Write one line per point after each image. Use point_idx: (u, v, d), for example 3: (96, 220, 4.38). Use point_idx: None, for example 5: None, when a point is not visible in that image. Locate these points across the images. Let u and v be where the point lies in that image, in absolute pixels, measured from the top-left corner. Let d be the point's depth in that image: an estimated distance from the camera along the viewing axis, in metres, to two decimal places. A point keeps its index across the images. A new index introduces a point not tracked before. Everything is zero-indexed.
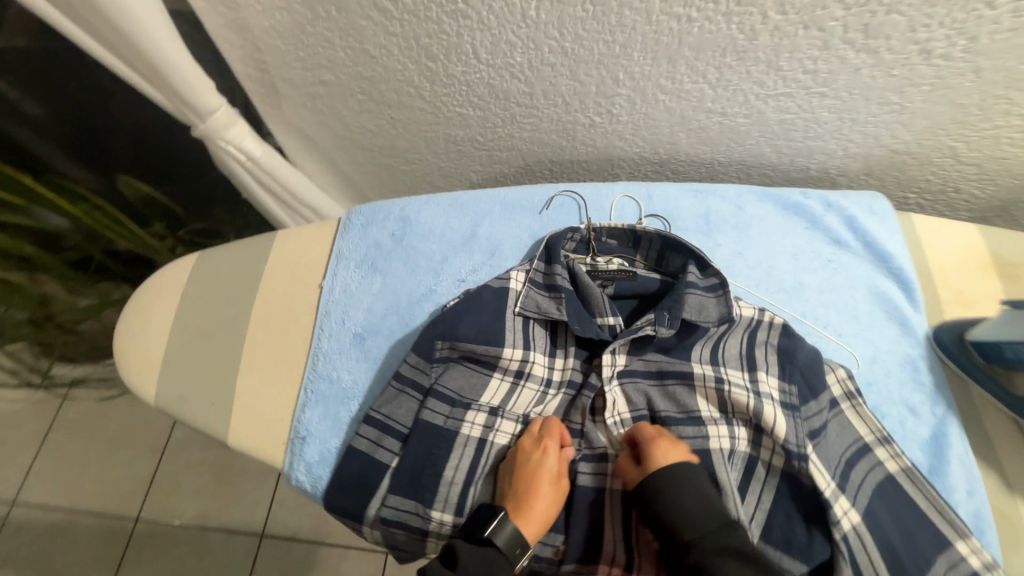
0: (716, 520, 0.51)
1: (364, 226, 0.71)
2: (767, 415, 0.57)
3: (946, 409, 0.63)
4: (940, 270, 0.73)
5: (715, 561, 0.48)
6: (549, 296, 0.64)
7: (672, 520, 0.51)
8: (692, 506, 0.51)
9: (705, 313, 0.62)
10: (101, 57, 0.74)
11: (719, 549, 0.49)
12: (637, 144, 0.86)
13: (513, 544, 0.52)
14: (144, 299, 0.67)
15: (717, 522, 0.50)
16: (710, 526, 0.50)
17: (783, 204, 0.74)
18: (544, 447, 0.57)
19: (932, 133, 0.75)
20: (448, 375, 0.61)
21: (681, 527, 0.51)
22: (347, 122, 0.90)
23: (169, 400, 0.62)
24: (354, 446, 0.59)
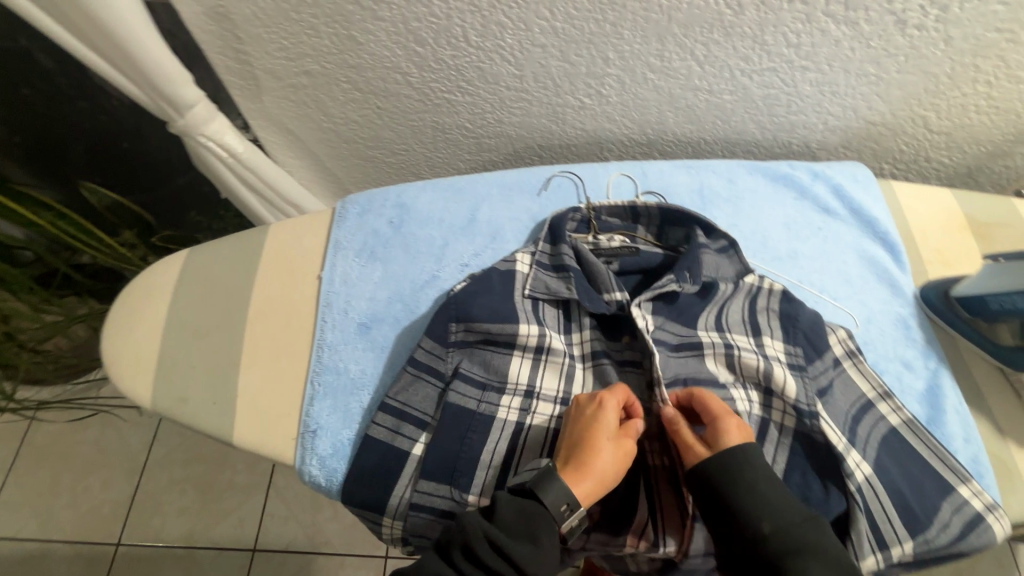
0: (797, 514, 0.47)
1: (360, 214, 0.69)
2: (777, 376, 0.58)
3: (938, 363, 0.66)
4: (921, 232, 0.77)
5: (795, 558, 0.45)
6: (557, 277, 0.65)
7: (751, 511, 0.47)
8: (773, 497, 0.47)
9: (722, 270, 0.65)
10: (69, 49, 0.70)
11: (800, 545, 0.45)
12: (625, 125, 0.86)
13: (557, 499, 0.50)
14: (131, 299, 0.64)
15: (798, 518, 0.46)
16: (792, 520, 0.46)
17: (772, 176, 0.76)
18: (601, 406, 0.55)
19: (906, 103, 0.79)
20: (467, 359, 0.60)
21: (760, 518, 0.46)
22: (332, 114, 0.88)
23: (166, 403, 0.59)
24: (369, 436, 0.57)
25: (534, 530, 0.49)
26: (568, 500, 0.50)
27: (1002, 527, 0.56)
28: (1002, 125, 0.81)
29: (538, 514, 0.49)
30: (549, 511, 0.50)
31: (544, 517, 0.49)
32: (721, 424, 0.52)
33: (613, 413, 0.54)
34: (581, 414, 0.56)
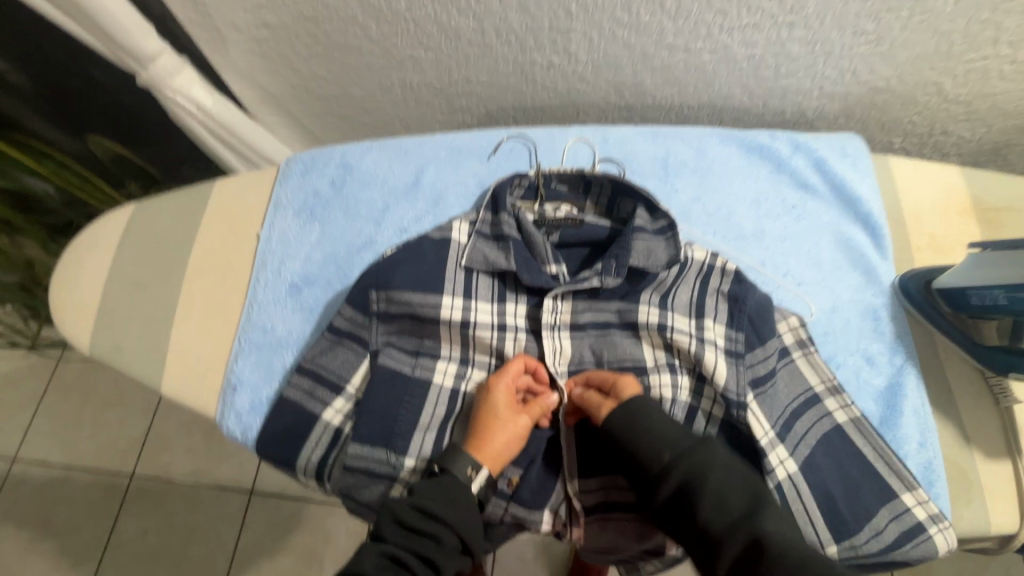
0: (687, 437, 0.49)
1: (303, 174, 0.68)
2: (708, 361, 0.55)
3: (904, 360, 0.60)
4: (913, 215, 0.69)
5: (695, 471, 0.47)
6: (496, 246, 0.61)
7: (645, 440, 0.50)
8: (662, 426, 0.50)
9: (653, 258, 0.58)
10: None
11: (697, 464, 0.47)
12: (599, 88, 0.81)
13: (463, 465, 0.52)
14: (78, 250, 0.66)
15: (689, 439, 0.49)
16: (684, 442, 0.49)
17: (749, 145, 0.69)
18: (497, 376, 0.56)
19: (914, 67, 0.69)
20: (391, 326, 0.58)
21: (658, 447, 0.49)
22: (299, 69, 0.86)
23: (104, 351, 0.61)
24: (285, 395, 0.57)
25: (451, 493, 0.50)
26: (471, 462, 0.52)
27: (947, 541, 0.52)
28: None
29: (452, 483, 0.51)
30: (460, 478, 0.51)
31: (456, 483, 0.51)
32: (619, 382, 0.54)
33: (510, 381, 0.55)
34: (478, 395, 0.57)
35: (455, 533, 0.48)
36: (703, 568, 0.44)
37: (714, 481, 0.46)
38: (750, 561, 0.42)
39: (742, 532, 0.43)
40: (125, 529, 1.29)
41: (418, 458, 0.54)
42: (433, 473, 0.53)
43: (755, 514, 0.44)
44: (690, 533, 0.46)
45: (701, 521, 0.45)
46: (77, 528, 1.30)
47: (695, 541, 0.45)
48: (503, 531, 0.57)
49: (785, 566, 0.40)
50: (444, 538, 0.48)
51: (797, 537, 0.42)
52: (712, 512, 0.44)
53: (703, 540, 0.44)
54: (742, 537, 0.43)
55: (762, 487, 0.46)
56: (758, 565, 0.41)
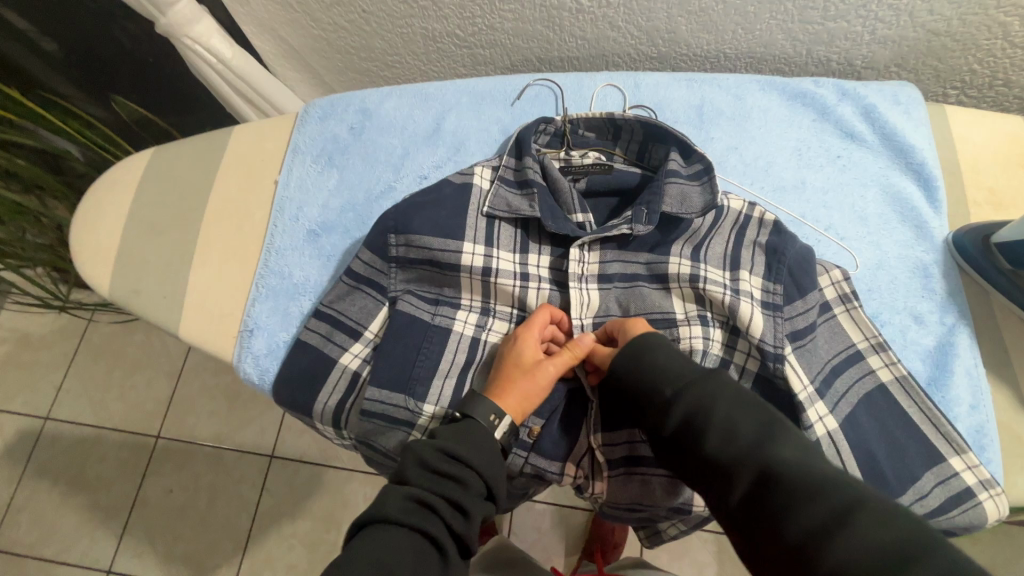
0: (693, 371, 0.45)
1: (321, 119, 0.66)
2: (743, 312, 0.52)
3: (956, 319, 0.56)
4: (971, 167, 0.64)
5: (701, 401, 0.42)
6: (519, 192, 0.58)
7: (649, 377, 0.46)
8: (665, 360, 0.47)
9: (687, 204, 0.55)
10: None
11: (703, 395, 0.43)
12: (630, 35, 0.76)
13: (485, 410, 0.50)
14: (97, 195, 0.65)
15: (693, 371, 0.45)
16: (687, 374, 0.45)
17: (792, 91, 0.64)
18: (524, 328, 0.54)
19: (980, 5, 0.63)
20: (411, 274, 0.56)
21: (662, 383, 0.45)
22: (318, 18, 0.84)
23: (123, 295, 0.61)
24: (303, 340, 0.56)
25: (474, 437, 0.48)
26: (494, 409, 0.50)
27: (998, 508, 0.49)
28: None
29: (475, 429, 0.49)
30: (483, 424, 0.49)
31: (479, 429, 0.49)
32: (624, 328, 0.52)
33: (537, 332, 0.53)
34: (503, 346, 0.54)
35: (481, 477, 0.46)
36: (713, 502, 0.40)
37: (720, 410, 0.42)
38: (764, 492, 0.37)
39: (753, 461, 0.38)
40: (151, 487, 1.33)
41: (437, 406, 0.53)
42: (455, 419, 0.51)
43: (767, 442, 0.39)
44: (697, 466, 0.41)
45: (710, 453, 0.40)
46: (106, 485, 1.34)
47: (704, 475, 0.41)
48: (523, 482, 0.56)
49: (803, 492, 0.36)
50: (470, 482, 0.46)
51: (816, 464, 0.37)
52: (719, 443, 0.40)
53: (713, 473, 0.40)
54: (752, 466, 0.38)
55: (774, 413, 0.41)
56: (772, 493, 0.37)
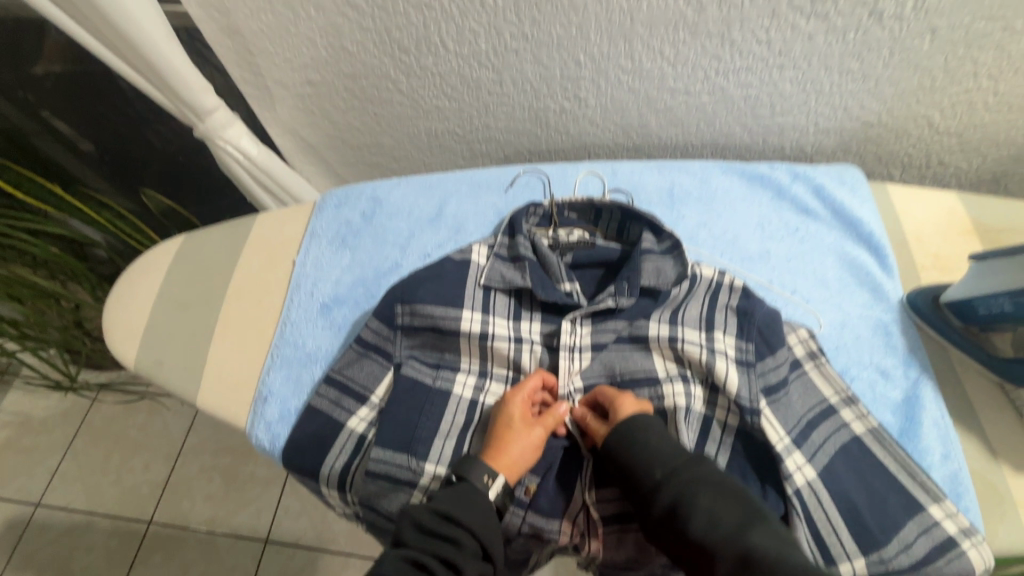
0: (681, 455, 0.50)
1: (337, 206, 0.75)
2: (719, 370, 0.56)
3: (919, 372, 0.61)
4: (916, 236, 0.71)
5: (685, 492, 0.47)
6: (513, 266, 0.65)
7: (638, 461, 0.50)
8: (657, 443, 0.51)
9: (662, 276, 0.62)
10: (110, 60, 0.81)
11: (689, 482, 0.47)
12: (608, 130, 0.88)
13: (479, 472, 0.53)
14: (132, 275, 0.72)
15: (682, 458, 0.49)
16: (677, 460, 0.49)
17: (750, 175, 0.74)
18: (514, 390, 0.57)
19: (902, 101, 0.74)
20: (415, 339, 0.61)
21: (652, 465, 0.49)
22: (336, 122, 0.96)
23: (148, 366, 0.66)
24: (313, 405, 0.60)
25: (469, 499, 0.51)
26: (488, 471, 0.53)
27: (983, 557, 0.50)
28: (1019, 123, 0.75)
29: (470, 491, 0.51)
30: (477, 485, 0.52)
31: (473, 490, 0.51)
32: (617, 403, 0.55)
33: (526, 394, 0.57)
34: (495, 409, 0.58)
35: (474, 538, 0.49)
36: None
37: (704, 498, 0.46)
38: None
39: (734, 547, 0.43)
40: None
41: (437, 465, 0.56)
42: (451, 482, 0.54)
43: (746, 532, 0.43)
44: (684, 549, 0.46)
45: (694, 536, 0.45)
46: None
47: (690, 558, 0.45)
48: (522, 543, 0.57)
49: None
50: (462, 541, 0.48)
51: (791, 554, 0.41)
52: (701, 532, 0.44)
53: (698, 555, 0.44)
54: (733, 553, 0.42)
55: (756, 504, 0.45)
56: None
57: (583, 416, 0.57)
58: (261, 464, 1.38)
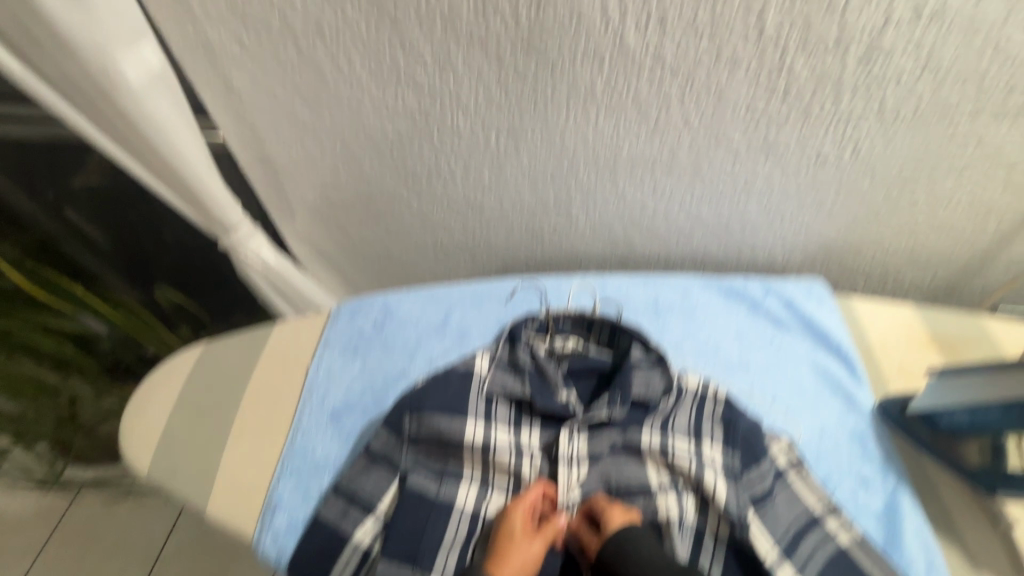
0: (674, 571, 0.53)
1: (350, 316, 0.81)
2: (708, 481, 0.60)
3: (896, 481, 0.65)
4: (882, 346, 0.78)
5: None
6: (513, 376, 0.70)
7: None
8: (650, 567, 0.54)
9: (651, 387, 0.67)
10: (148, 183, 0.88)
11: None
12: (597, 244, 0.97)
13: None
14: (152, 382, 0.76)
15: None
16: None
17: (727, 289, 0.82)
18: (515, 501, 0.61)
19: (855, 226, 0.85)
20: (420, 447, 0.64)
21: None
22: (350, 233, 1.05)
23: (161, 474, 0.68)
24: (322, 516, 0.62)
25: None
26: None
27: None
28: (960, 245, 0.85)
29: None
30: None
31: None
32: (609, 514, 0.59)
33: (526, 505, 0.60)
34: (496, 521, 0.61)
35: None
36: None
37: None
38: None
39: None
40: None
41: None
42: None
43: None
44: None
45: None
46: None
47: None
48: None
49: None
50: None
51: None
52: None
53: None
54: None
55: None
56: None
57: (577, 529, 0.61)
58: (246, 569, 1.32)
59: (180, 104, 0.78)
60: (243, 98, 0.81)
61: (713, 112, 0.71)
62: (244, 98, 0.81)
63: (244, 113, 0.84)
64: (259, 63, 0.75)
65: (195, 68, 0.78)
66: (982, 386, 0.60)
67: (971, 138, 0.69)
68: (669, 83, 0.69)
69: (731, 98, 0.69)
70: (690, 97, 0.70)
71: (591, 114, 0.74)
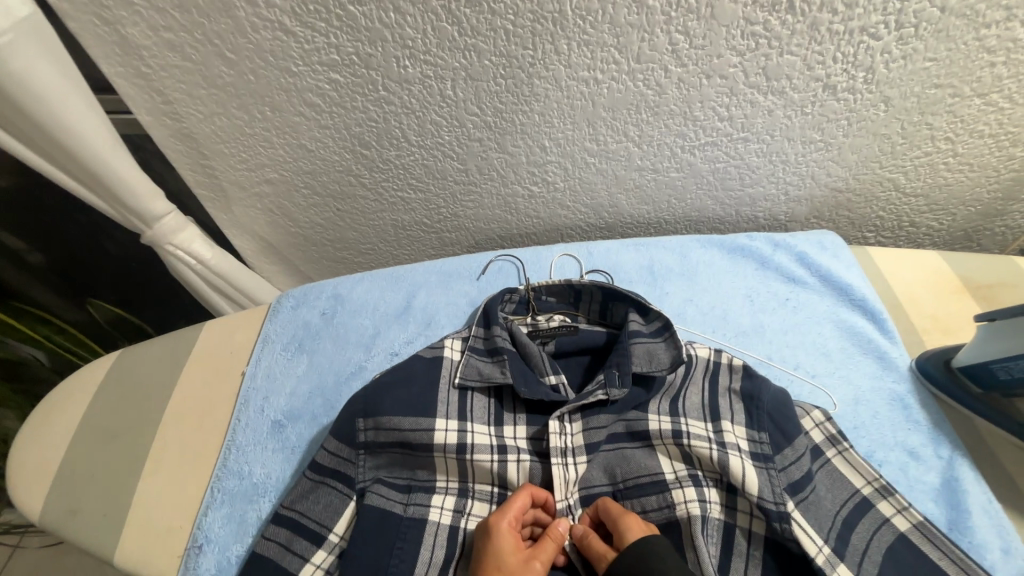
0: None
1: (293, 307, 0.68)
2: (734, 467, 0.49)
3: (951, 450, 0.54)
4: (908, 297, 0.68)
5: None
6: (490, 361, 0.58)
7: None
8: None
9: (656, 361, 0.55)
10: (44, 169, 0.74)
11: None
12: (579, 212, 0.86)
13: None
14: (51, 403, 0.62)
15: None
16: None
17: (730, 247, 0.72)
18: (498, 514, 0.48)
19: (867, 167, 0.75)
20: (381, 458, 0.52)
21: None
22: (297, 219, 0.92)
23: (56, 516, 0.54)
24: (258, 551, 0.49)
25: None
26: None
27: None
28: (982, 182, 0.76)
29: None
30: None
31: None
32: (624, 524, 0.47)
33: (514, 516, 0.48)
34: (479, 543, 0.48)
35: None
36: None
37: None
38: None
39: None
40: None
41: None
42: None
43: None
44: None
45: None
46: None
47: None
48: None
49: None
50: None
51: None
52: None
53: None
54: None
55: None
56: None
57: (583, 534, 0.48)
58: None
59: (72, 70, 0.65)
60: (144, 56, 0.68)
61: (704, 35, 0.60)
62: (147, 57, 0.68)
63: (151, 78, 0.70)
64: (156, 6, 0.62)
65: (80, 22, 0.64)
66: (992, 337, 0.54)
67: (1001, 47, 0.60)
68: (652, 2, 0.58)
69: (725, 16, 0.58)
70: (678, 20, 0.59)
71: (562, 50, 0.63)
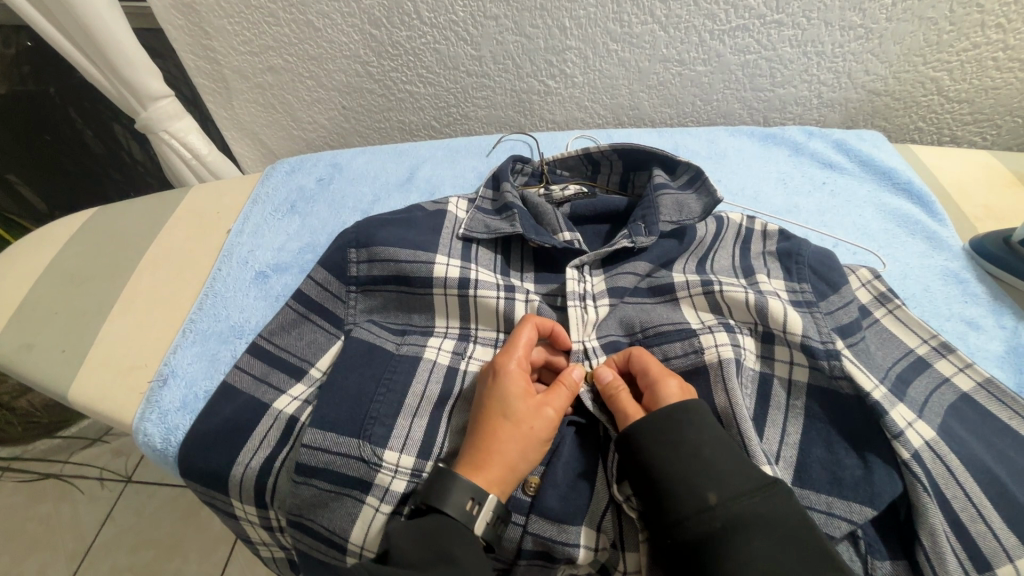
0: (748, 478, 0.34)
1: (288, 173, 0.64)
2: (774, 308, 0.42)
3: (1014, 321, 0.49)
4: (957, 189, 0.62)
5: (747, 535, 0.32)
6: (498, 216, 0.52)
7: (681, 470, 0.35)
8: (716, 460, 0.35)
9: (686, 211, 0.51)
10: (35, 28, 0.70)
11: (753, 518, 0.33)
12: (598, 115, 0.81)
13: (461, 494, 0.36)
14: (19, 250, 0.57)
15: (748, 483, 0.34)
16: (740, 487, 0.34)
17: (761, 135, 0.66)
18: (506, 358, 0.41)
19: (908, 63, 0.70)
20: (375, 301, 0.47)
21: (702, 485, 0.34)
22: (299, 118, 0.88)
23: (12, 351, 0.49)
24: (229, 383, 0.44)
25: (447, 546, 0.34)
26: (471, 490, 0.36)
27: None
28: None
29: (447, 527, 0.35)
30: (456, 516, 0.35)
31: (452, 526, 0.35)
32: (667, 380, 0.40)
33: (523, 355, 0.42)
34: (481, 391, 0.41)
35: None
36: None
37: (768, 550, 0.32)
38: None
39: None
40: None
41: (402, 451, 0.39)
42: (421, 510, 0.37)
43: None
44: None
45: None
46: None
47: None
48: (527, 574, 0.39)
49: None
50: None
51: None
52: None
53: None
54: None
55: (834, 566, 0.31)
56: None
57: (613, 385, 0.41)
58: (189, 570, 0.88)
59: None
60: None
61: None
62: None
63: None
64: None
65: None
66: None
67: None
68: None
69: None
70: None
71: None
